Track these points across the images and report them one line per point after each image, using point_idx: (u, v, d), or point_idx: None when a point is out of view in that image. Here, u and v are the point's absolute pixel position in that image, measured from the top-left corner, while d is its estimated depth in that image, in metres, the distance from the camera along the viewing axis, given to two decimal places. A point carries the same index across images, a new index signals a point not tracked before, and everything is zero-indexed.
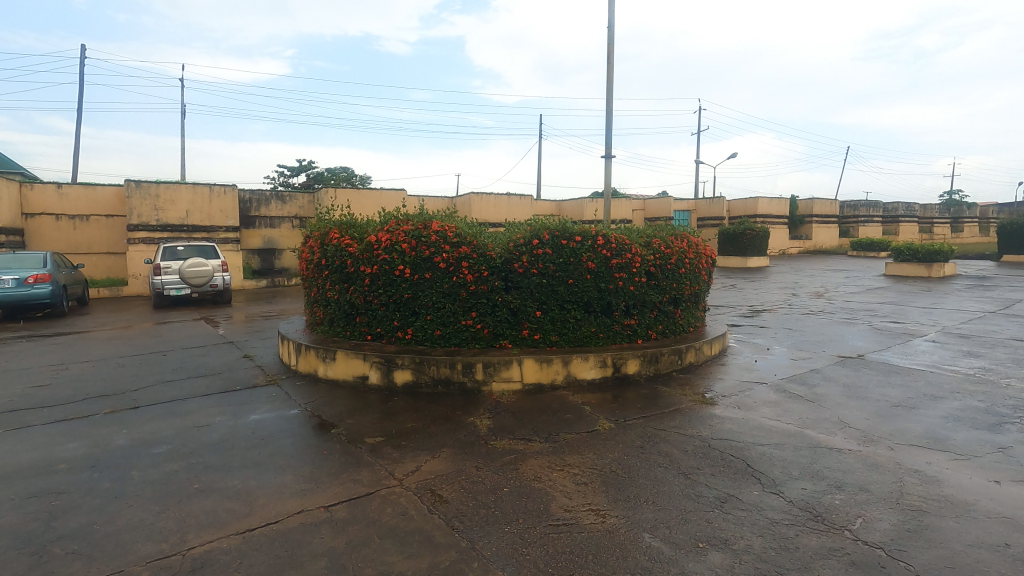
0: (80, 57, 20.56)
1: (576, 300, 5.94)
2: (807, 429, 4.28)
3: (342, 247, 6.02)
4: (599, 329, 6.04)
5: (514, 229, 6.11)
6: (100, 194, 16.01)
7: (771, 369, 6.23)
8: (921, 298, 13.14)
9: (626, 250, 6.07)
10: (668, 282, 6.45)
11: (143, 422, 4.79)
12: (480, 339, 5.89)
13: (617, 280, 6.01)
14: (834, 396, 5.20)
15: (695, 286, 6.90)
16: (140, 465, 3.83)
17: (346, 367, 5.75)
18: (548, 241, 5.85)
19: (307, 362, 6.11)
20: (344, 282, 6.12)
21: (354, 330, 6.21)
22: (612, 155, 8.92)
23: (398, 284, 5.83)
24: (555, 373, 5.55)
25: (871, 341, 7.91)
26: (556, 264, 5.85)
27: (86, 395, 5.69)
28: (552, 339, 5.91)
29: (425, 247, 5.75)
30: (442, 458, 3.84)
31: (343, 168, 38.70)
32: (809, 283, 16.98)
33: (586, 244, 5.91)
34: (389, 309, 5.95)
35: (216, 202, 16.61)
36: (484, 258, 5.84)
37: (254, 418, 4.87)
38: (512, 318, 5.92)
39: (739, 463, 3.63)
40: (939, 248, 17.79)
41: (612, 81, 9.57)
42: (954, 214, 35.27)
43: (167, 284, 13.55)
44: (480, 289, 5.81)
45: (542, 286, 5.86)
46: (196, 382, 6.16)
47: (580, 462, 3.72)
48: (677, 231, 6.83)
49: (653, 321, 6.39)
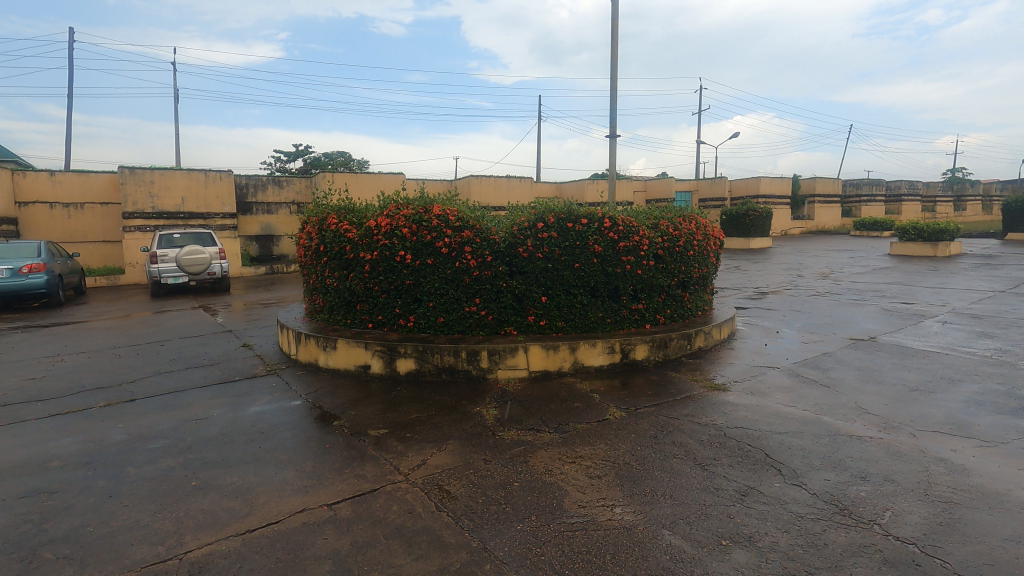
0: (68, 40, 20.07)
1: (582, 285, 5.78)
2: (825, 416, 4.15)
3: (341, 233, 5.86)
4: (607, 315, 5.87)
5: (517, 213, 5.90)
6: (94, 181, 15.76)
7: (782, 353, 6.10)
8: (928, 278, 12.98)
9: (634, 233, 5.88)
10: (676, 265, 6.29)
11: (140, 416, 4.65)
12: (484, 326, 5.73)
13: (625, 263, 5.85)
14: (848, 381, 5.07)
15: (703, 269, 6.74)
16: (137, 462, 3.70)
17: (346, 356, 5.63)
18: (553, 223, 5.67)
19: (308, 350, 5.98)
20: (343, 269, 5.96)
21: (354, 318, 6.05)
22: (616, 136, 8.67)
23: (399, 271, 5.66)
24: (562, 360, 5.40)
25: (882, 323, 7.77)
26: (561, 247, 5.67)
27: (82, 387, 5.56)
28: (558, 325, 5.74)
29: (426, 231, 5.58)
30: (449, 451, 3.70)
31: (342, 153, 38.37)
32: (813, 264, 16.84)
33: (592, 227, 5.73)
34: (390, 296, 5.78)
35: (212, 188, 16.36)
36: (488, 242, 5.66)
37: (254, 410, 4.74)
38: (517, 304, 5.75)
39: (758, 454, 3.50)
40: (945, 227, 17.58)
41: (617, 57, 9.29)
42: (958, 192, 34.93)
43: (164, 273, 13.37)
44: (484, 275, 5.64)
45: (548, 271, 5.69)
46: (195, 373, 6.02)
47: (592, 453, 3.60)
48: (685, 213, 6.64)
49: (661, 305, 6.24)
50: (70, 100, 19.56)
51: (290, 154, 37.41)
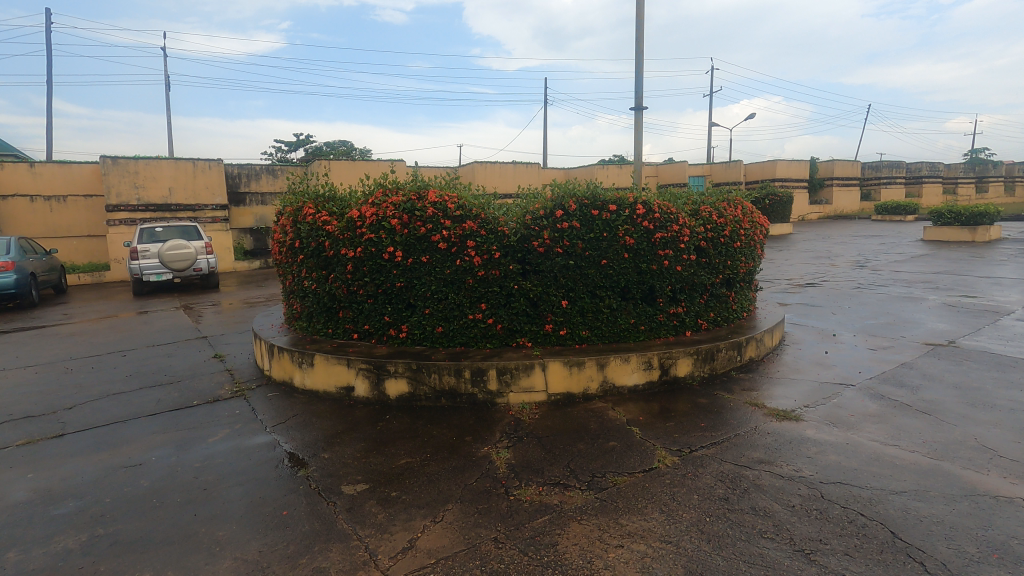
0: (46, 23, 19.02)
1: (610, 286, 4.75)
2: (946, 464, 3.13)
3: (318, 225, 4.87)
4: (640, 321, 4.86)
5: (530, 199, 4.87)
6: (76, 172, 14.80)
7: (850, 365, 5.05)
8: (975, 265, 11.83)
9: (672, 221, 4.84)
10: (721, 259, 5.24)
11: (60, 460, 3.68)
12: (492, 337, 4.71)
13: (662, 259, 4.83)
14: (952, 405, 4.03)
15: (749, 263, 5.71)
16: (24, 542, 2.73)
17: (326, 375, 4.66)
18: (575, 211, 4.63)
19: (282, 367, 5.02)
20: (322, 268, 4.96)
21: (337, 328, 5.07)
22: (642, 108, 7.56)
23: (388, 271, 4.66)
24: (588, 380, 4.39)
25: (952, 322, 6.70)
26: (585, 240, 4.63)
27: (9, 416, 4.61)
28: (582, 334, 4.73)
29: (420, 222, 4.56)
30: (447, 525, 2.72)
31: (342, 142, 37.12)
32: (841, 250, 15.70)
33: (623, 214, 4.68)
34: (378, 301, 4.79)
35: (201, 178, 15.37)
36: (495, 235, 4.63)
37: (204, 452, 3.76)
38: (532, 311, 4.73)
39: (884, 533, 2.48)
40: (984, 211, 16.40)
41: (641, 21, 8.16)
42: (981, 173, 33.49)
43: (145, 270, 12.40)
44: (491, 276, 4.62)
45: (569, 269, 4.66)
46: (148, 395, 5.05)
47: (644, 530, 2.60)
48: (728, 196, 5.58)
49: (704, 308, 5.20)
50: (49, 87, 18.47)
51: (289, 143, 36.35)
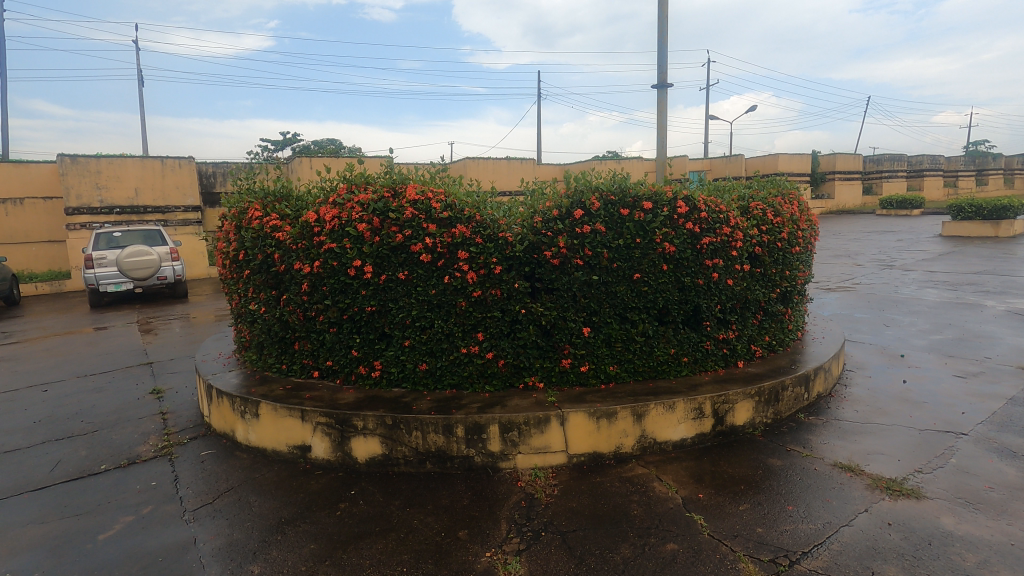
0: None
1: (644, 307, 3.67)
2: None
3: (265, 232, 3.75)
4: (681, 351, 3.78)
5: (539, 194, 3.76)
6: (33, 173, 13.52)
7: (946, 402, 3.99)
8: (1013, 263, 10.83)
9: (722, 221, 3.75)
10: (777, 268, 4.17)
11: None
12: (492, 377, 3.61)
13: (709, 270, 3.75)
14: None
15: (806, 272, 4.65)
16: None
17: (275, 429, 3.53)
18: (598, 210, 3.53)
19: (222, 415, 3.89)
20: (271, 287, 3.84)
21: (293, 363, 3.95)
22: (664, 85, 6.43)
23: (355, 292, 3.55)
24: (622, 436, 3.30)
25: None
26: (613, 249, 3.55)
27: None
28: (609, 370, 3.65)
29: (396, 228, 3.45)
30: None
31: (331, 141, 36.03)
32: (859, 248, 14.67)
33: (660, 213, 3.59)
34: (343, 331, 3.68)
35: (170, 178, 14.11)
36: (494, 243, 3.52)
37: (85, 561, 2.62)
38: (543, 341, 3.64)
39: None
40: (1006, 204, 15.45)
41: None
42: (982, 165, 32.70)
43: (102, 279, 11.15)
44: (490, 297, 3.52)
45: (592, 287, 3.58)
46: (48, 454, 3.89)
47: None
48: (783, 187, 4.48)
49: (757, 331, 4.14)
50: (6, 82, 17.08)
51: (276, 142, 35.08)
